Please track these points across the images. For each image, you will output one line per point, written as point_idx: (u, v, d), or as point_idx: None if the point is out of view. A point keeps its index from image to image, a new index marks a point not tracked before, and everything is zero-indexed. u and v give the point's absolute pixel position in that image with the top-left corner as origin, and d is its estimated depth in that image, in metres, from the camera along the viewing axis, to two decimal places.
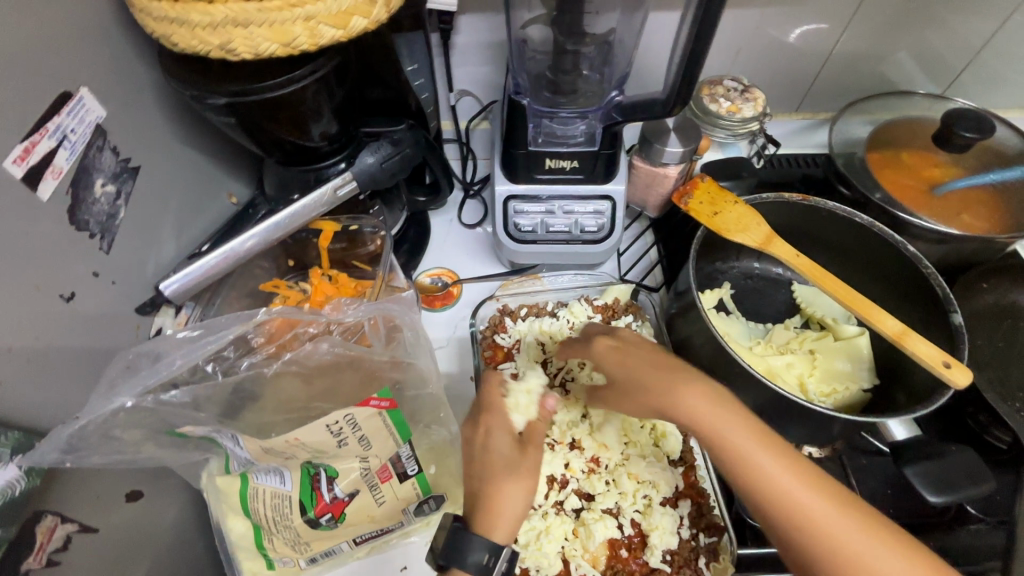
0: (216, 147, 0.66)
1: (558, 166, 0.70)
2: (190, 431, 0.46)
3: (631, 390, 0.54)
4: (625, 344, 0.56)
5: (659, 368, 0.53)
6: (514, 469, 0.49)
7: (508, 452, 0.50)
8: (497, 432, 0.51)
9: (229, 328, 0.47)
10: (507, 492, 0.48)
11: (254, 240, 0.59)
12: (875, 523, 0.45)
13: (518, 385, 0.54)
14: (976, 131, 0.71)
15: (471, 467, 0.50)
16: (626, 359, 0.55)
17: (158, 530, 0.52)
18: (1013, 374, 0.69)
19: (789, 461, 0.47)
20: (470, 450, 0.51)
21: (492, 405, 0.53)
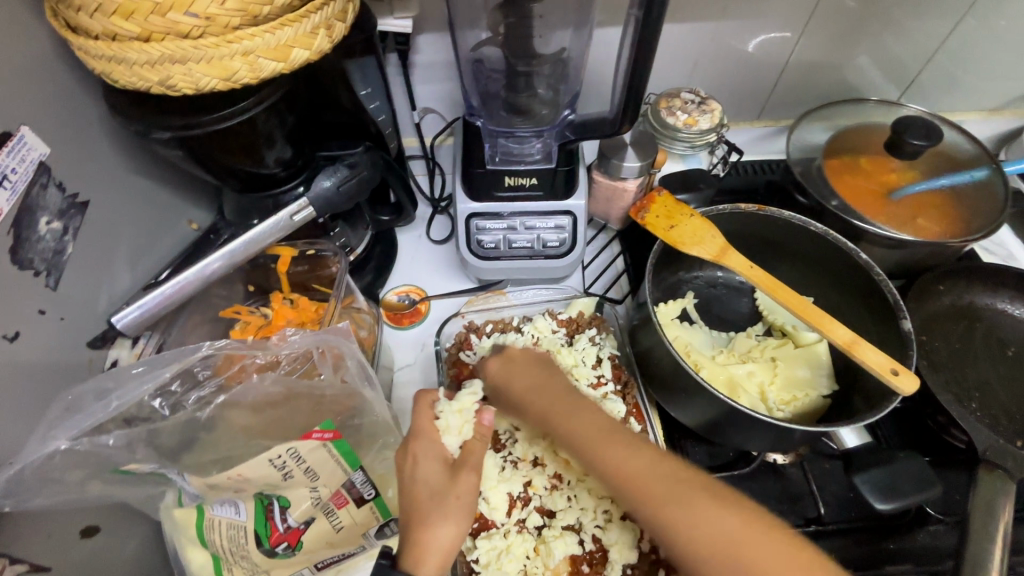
0: (172, 176, 0.67)
1: (519, 184, 0.70)
2: (134, 468, 0.47)
3: (515, 407, 0.57)
4: (512, 367, 0.59)
5: (537, 388, 0.57)
6: (443, 500, 0.49)
7: (436, 483, 0.50)
8: (424, 460, 0.51)
9: (169, 366, 0.48)
10: (437, 524, 0.47)
11: (211, 266, 0.59)
12: (752, 515, 0.46)
13: (449, 409, 0.56)
14: (924, 138, 0.73)
15: (405, 499, 0.50)
16: (512, 376, 0.58)
17: (118, 563, 0.53)
18: (969, 374, 0.72)
19: (656, 462, 0.49)
20: (402, 481, 0.51)
21: (421, 430, 0.54)
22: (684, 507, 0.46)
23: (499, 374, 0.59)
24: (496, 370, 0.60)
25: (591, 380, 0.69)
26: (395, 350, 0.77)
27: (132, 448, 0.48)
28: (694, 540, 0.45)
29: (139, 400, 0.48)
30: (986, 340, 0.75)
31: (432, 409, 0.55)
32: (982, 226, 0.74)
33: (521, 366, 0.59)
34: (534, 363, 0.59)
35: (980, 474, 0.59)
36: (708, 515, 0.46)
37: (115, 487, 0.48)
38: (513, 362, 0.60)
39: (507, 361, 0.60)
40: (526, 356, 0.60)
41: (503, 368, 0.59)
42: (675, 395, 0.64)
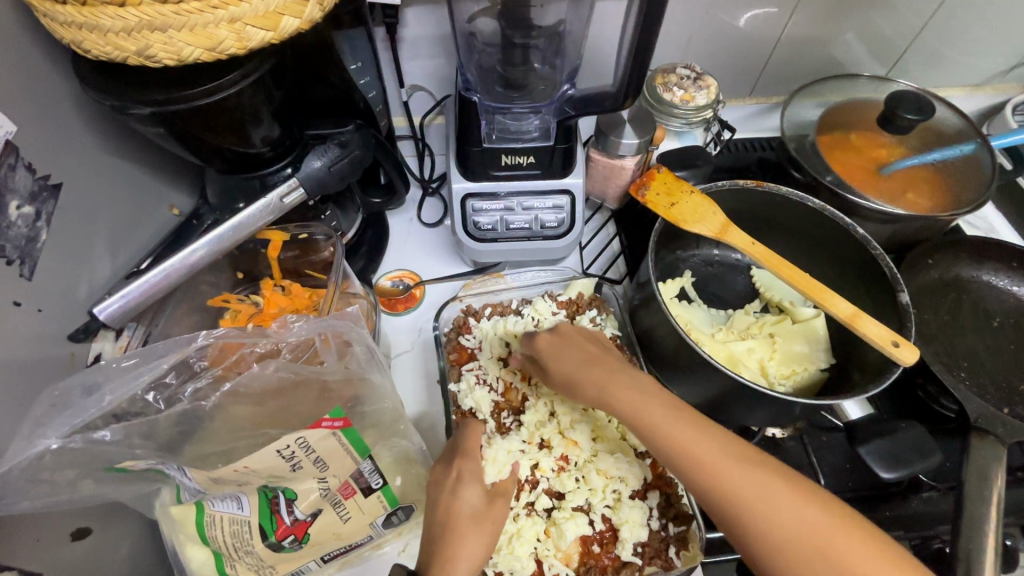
0: (150, 158, 0.63)
1: (515, 163, 0.69)
2: (130, 466, 0.45)
3: (565, 383, 0.57)
4: (564, 338, 0.59)
5: (584, 362, 0.57)
6: (479, 520, 0.51)
7: (475, 505, 0.52)
8: (468, 481, 0.53)
9: (166, 357, 0.46)
10: (468, 544, 0.49)
11: (197, 253, 0.56)
12: (820, 497, 0.47)
13: (500, 441, 0.58)
14: (917, 112, 0.73)
15: (440, 507, 0.51)
16: (561, 351, 0.58)
17: (113, 564, 0.51)
18: (957, 346, 0.74)
19: (725, 444, 0.49)
20: (438, 494, 0.52)
21: (468, 449, 0.56)
22: (756, 488, 0.47)
23: (549, 348, 0.59)
24: (546, 343, 0.59)
25: None
26: (392, 336, 0.75)
27: (130, 442, 0.44)
28: (764, 517, 0.46)
29: (131, 394, 0.45)
30: (973, 311, 0.77)
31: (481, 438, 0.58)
32: (970, 200, 0.75)
33: (571, 341, 0.59)
34: (584, 339, 0.60)
35: (972, 441, 0.61)
36: (777, 495, 0.46)
37: (109, 485, 0.46)
38: (564, 337, 0.60)
39: (560, 339, 0.59)
40: (576, 334, 0.60)
41: (552, 343, 0.59)
42: (679, 372, 0.64)
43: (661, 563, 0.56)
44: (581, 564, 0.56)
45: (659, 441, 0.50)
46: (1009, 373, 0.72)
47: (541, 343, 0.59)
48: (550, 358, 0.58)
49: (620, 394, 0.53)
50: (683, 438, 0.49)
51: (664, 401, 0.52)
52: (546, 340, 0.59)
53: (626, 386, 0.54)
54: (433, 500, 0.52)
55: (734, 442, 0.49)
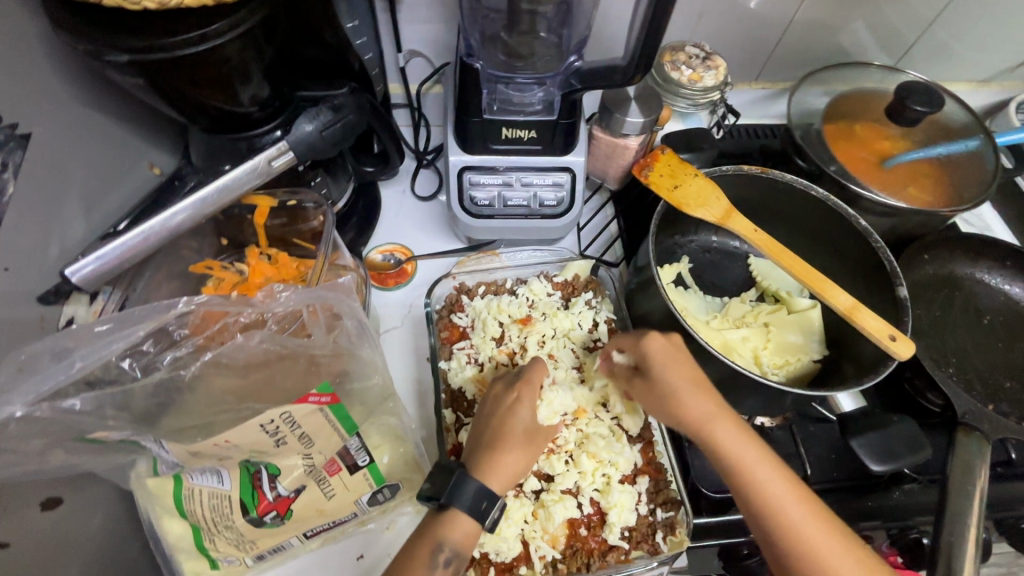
0: (128, 114, 0.59)
1: (515, 137, 0.66)
2: (103, 437, 0.43)
3: (670, 399, 0.54)
4: (673, 351, 0.56)
5: (696, 388, 0.54)
6: (527, 440, 0.55)
7: (526, 427, 0.55)
8: (525, 403, 0.56)
9: (142, 324, 0.43)
10: (513, 454, 0.53)
11: (179, 216, 0.53)
12: (872, 560, 0.50)
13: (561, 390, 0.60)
14: (927, 104, 0.72)
15: (492, 424, 0.55)
16: (672, 365, 0.55)
17: (84, 537, 0.50)
18: (947, 341, 0.74)
19: (801, 497, 0.51)
20: (496, 407, 0.56)
21: (531, 380, 0.58)
22: (823, 545, 0.49)
23: (662, 357, 0.55)
24: (660, 351, 0.55)
25: (587, 345, 0.67)
26: (381, 312, 0.73)
27: (103, 413, 0.42)
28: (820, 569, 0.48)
29: (104, 361, 0.43)
30: (965, 308, 0.77)
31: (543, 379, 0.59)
32: (972, 197, 0.74)
33: (686, 359, 0.56)
34: (693, 363, 0.56)
35: (957, 436, 0.61)
36: (831, 544, 0.49)
37: (80, 455, 0.44)
38: (676, 350, 0.56)
39: (670, 353, 0.56)
40: (688, 352, 0.57)
41: (666, 351, 0.56)
42: None
43: (648, 547, 0.56)
44: (568, 546, 0.56)
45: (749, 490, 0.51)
46: (995, 370, 0.73)
47: (652, 347, 0.56)
48: (659, 368, 0.55)
49: (728, 434, 0.53)
50: (776, 492, 0.50)
51: (765, 452, 0.53)
52: (657, 346, 0.55)
53: (735, 429, 0.53)
54: (491, 411, 0.56)
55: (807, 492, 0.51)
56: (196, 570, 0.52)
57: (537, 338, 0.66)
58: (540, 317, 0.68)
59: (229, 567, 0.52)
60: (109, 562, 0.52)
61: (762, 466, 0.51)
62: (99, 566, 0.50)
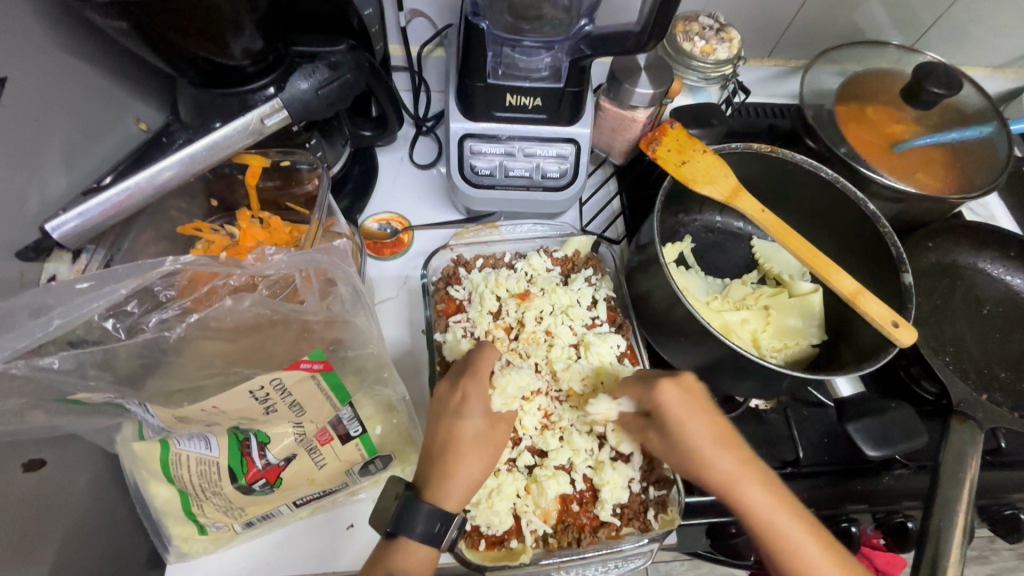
0: (113, 63, 0.57)
1: (519, 104, 0.63)
2: (85, 399, 0.42)
3: (687, 452, 0.53)
4: (690, 394, 0.54)
5: (714, 439, 0.52)
6: (479, 444, 0.52)
7: (477, 427, 0.53)
8: (472, 402, 0.53)
9: (122, 283, 0.41)
10: (466, 462, 0.51)
11: (167, 174, 0.51)
12: None
13: (512, 373, 0.56)
14: (944, 87, 0.70)
15: (442, 429, 0.52)
16: (691, 418, 0.53)
17: (68, 500, 0.49)
18: (946, 331, 0.73)
19: (825, 550, 0.51)
20: (443, 411, 0.53)
21: (476, 373, 0.54)
22: None
23: (676, 407, 0.53)
24: (674, 399, 0.53)
25: (586, 321, 0.66)
26: (376, 282, 0.71)
27: (83, 372, 0.41)
28: None
29: (85, 320, 0.41)
30: (965, 298, 0.76)
31: (493, 366, 0.56)
32: (983, 184, 0.73)
33: (700, 406, 0.54)
34: (711, 409, 0.54)
35: (951, 424, 0.61)
36: None
37: (60, 416, 0.42)
38: (690, 396, 0.54)
39: (688, 404, 0.53)
40: (706, 400, 0.54)
41: (684, 404, 0.53)
42: (671, 337, 0.62)
43: (639, 524, 0.56)
44: (559, 521, 0.56)
45: (773, 544, 0.50)
46: (992, 360, 0.72)
47: (664, 396, 0.53)
48: (676, 419, 0.53)
49: (750, 487, 0.51)
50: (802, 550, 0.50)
51: (795, 507, 0.51)
52: (675, 395, 0.53)
53: (757, 480, 0.52)
54: (438, 416, 0.53)
55: (830, 544, 0.51)
56: (185, 534, 0.52)
57: (535, 313, 0.64)
58: (538, 292, 0.66)
59: (217, 533, 0.52)
60: (91, 525, 0.51)
61: (786, 523, 0.51)
62: (81, 529, 0.50)
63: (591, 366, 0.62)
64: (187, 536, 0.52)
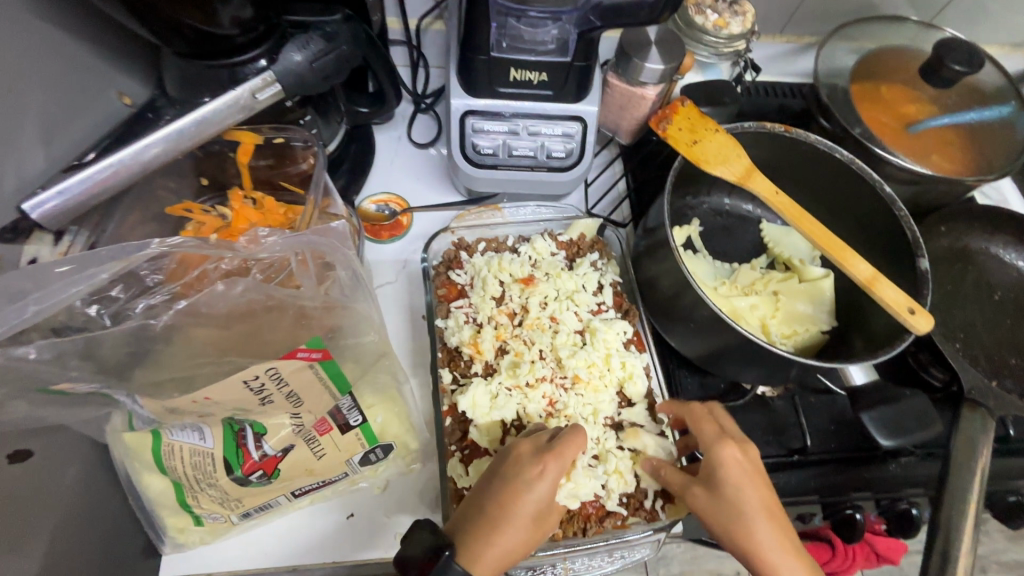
0: (92, 35, 0.54)
1: (524, 80, 0.61)
2: (68, 390, 0.40)
3: (739, 522, 0.49)
4: (751, 472, 0.50)
5: (767, 514, 0.49)
6: (536, 520, 0.48)
7: (539, 508, 0.48)
8: (546, 481, 0.48)
9: (103, 268, 0.39)
10: (513, 535, 0.46)
11: (154, 150, 0.48)
12: None
13: (581, 473, 0.53)
14: (966, 64, 0.68)
15: (501, 493, 0.47)
16: (748, 496, 0.49)
17: (57, 494, 0.47)
18: (955, 317, 0.72)
19: None
20: (512, 476, 0.48)
21: (565, 454, 0.50)
22: None
23: (736, 471, 0.50)
24: (736, 465, 0.50)
25: (591, 306, 0.64)
26: (374, 265, 0.68)
27: (64, 362, 0.39)
28: None
29: (67, 306, 0.39)
30: (976, 283, 0.74)
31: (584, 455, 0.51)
32: (1000, 166, 0.70)
33: (761, 474, 0.51)
34: (770, 490, 0.50)
35: (962, 412, 0.59)
36: None
37: (45, 407, 0.41)
38: (751, 461, 0.51)
39: (747, 482, 0.50)
40: (762, 475, 0.51)
41: (743, 477, 0.50)
42: (678, 324, 0.61)
43: (645, 515, 0.55)
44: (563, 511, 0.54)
45: None
46: (1002, 347, 0.70)
47: (728, 458, 0.50)
48: (732, 495, 0.49)
49: (789, 568, 0.49)
50: None
51: None
52: (738, 475, 0.50)
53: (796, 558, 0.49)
54: (504, 478, 0.48)
55: None
56: (180, 525, 0.50)
57: (540, 299, 0.63)
58: (543, 277, 0.64)
59: (213, 524, 0.50)
60: (80, 520, 0.49)
61: None
62: (72, 523, 0.48)
63: (597, 351, 0.60)
64: (183, 527, 0.50)
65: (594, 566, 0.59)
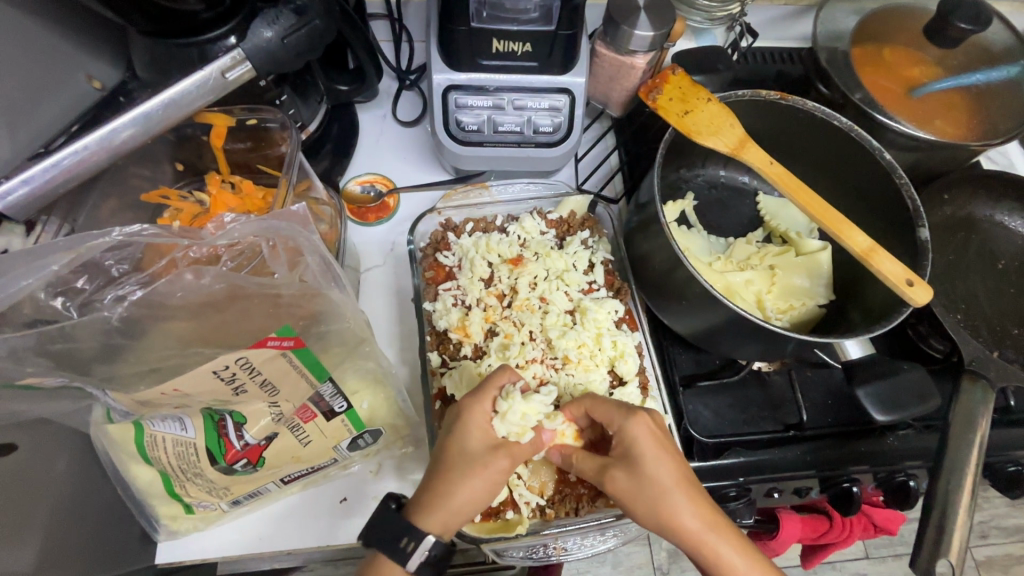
0: (54, 21, 0.52)
1: (507, 51, 0.58)
2: (37, 383, 0.40)
3: (660, 498, 0.46)
4: (659, 434, 0.48)
5: (684, 482, 0.47)
6: (470, 464, 0.47)
7: (472, 447, 0.48)
8: (467, 418, 0.48)
9: (52, 260, 0.39)
10: (455, 486, 0.46)
11: (123, 134, 0.46)
12: None
13: (519, 399, 0.49)
14: (972, 22, 0.64)
15: (440, 446, 0.49)
16: (657, 460, 0.46)
17: (50, 481, 0.49)
18: (958, 287, 0.70)
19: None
20: (444, 429, 0.50)
21: (482, 390, 0.49)
22: None
23: (650, 444, 0.47)
24: (649, 439, 0.47)
25: (582, 285, 0.63)
26: (361, 248, 0.67)
27: (20, 358, 0.39)
28: None
29: (26, 296, 0.39)
30: (979, 252, 0.72)
31: (505, 386, 0.49)
32: (1008, 129, 0.67)
33: (673, 446, 0.48)
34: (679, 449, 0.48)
35: (961, 384, 0.58)
36: None
37: (20, 397, 0.41)
38: (660, 433, 0.48)
39: (657, 445, 0.47)
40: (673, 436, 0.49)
41: (654, 442, 0.47)
42: (669, 301, 0.60)
43: None
44: (557, 492, 0.54)
45: None
46: (1006, 318, 0.68)
47: (641, 433, 0.47)
48: (646, 463, 0.46)
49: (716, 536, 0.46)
50: None
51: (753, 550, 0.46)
52: (647, 436, 0.47)
53: (718, 523, 0.46)
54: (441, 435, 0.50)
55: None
56: (172, 514, 0.50)
57: (529, 279, 0.61)
58: (532, 257, 0.63)
59: (205, 511, 0.50)
60: (76, 506, 0.52)
61: (742, 563, 0.45)
62: (68, 507, 0.51)
63: (587, 331, 0.59)
64: (175, 515, 0.50)
65: (589, 544, 0.60)
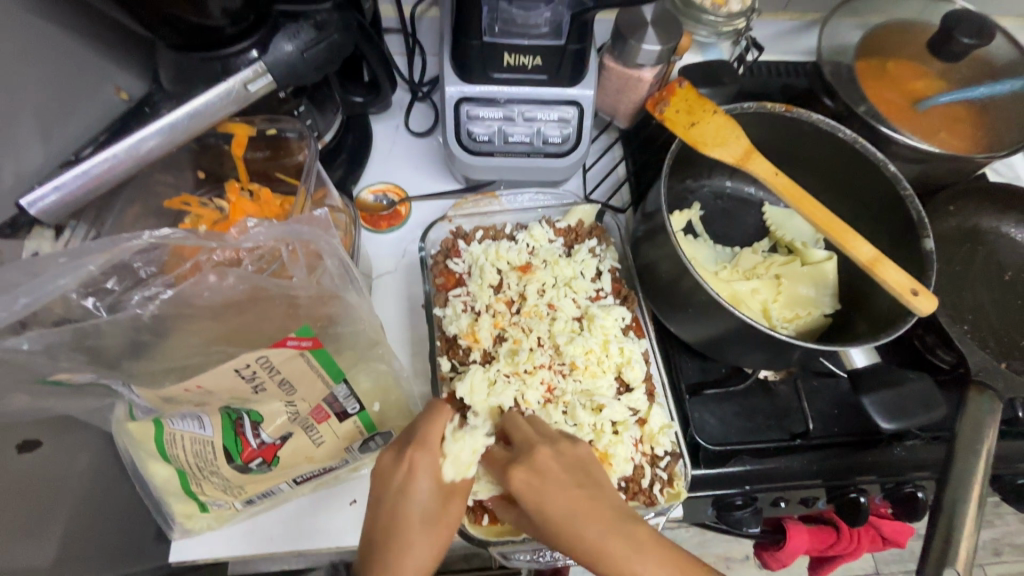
0: (86, 35, 0.55)
1: (518, 64, 0.60)
2: (66, 379, 0.42)
3: (558, 536, 0.45)
4: (543, 466, 0.48)
5: (580, 510, 0.46)
6: (430, 524, 0.47)
7: (427, 504, 0.48)
8: (421, 472, 0.48)
9: (87, 260, 0.40)
10: (415, 551, 0.46)
11: (149, 143, 0.48)
12: None
13: (468, 436, 0.51)
14: (975, 37, 0.66)
15: (384, 507, 0.47)
16: (545, 496, 0.46)
17: (70, 478, 0.51)
18: (965, 298, 0.70)
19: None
20: (386, 491, 0.48)
21: (427, 440, 0.49)
22: None
23: (530, 492, 0.47)
24: (528, 480, 0.47)
25: (590, 293, 0.64)
26: (373, 254, 0.69)
27: (51, 355, 0.41)
28: None
29: (59, 295, 0.41)
30: (985, 263, 0.72)
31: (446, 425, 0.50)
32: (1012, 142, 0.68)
33: (555, 477, 0.47)
34: (568, 476, 0.47)
35: (968, 394, 0.58)
36: None
37: (48, 392, 0.43)
38: (545, 472, 0.48)
39: (538, 480, 0.47)
40: (562, 468, 0.48)
41: (533, 482, 0.47)
42: (675, 309, 0.61)
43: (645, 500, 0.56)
44: None
45: None
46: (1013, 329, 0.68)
47: (518, 483, 0.48)
48: (533, 505, 0.47)
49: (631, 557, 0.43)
50: None
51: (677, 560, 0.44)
52: (522, 479, 0.48)
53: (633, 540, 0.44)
54: (378, 500, 0.48)
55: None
56: (187, 512, 0.51)
57: (537, 286, 0.63)
58: (541, 264, 0.64)
59: (219, 510, 0.51)
60: (93, 503, 0.54)
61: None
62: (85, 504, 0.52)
63: (595, 338, 0.60)
64: (190, 514, 0.51)
65: None
